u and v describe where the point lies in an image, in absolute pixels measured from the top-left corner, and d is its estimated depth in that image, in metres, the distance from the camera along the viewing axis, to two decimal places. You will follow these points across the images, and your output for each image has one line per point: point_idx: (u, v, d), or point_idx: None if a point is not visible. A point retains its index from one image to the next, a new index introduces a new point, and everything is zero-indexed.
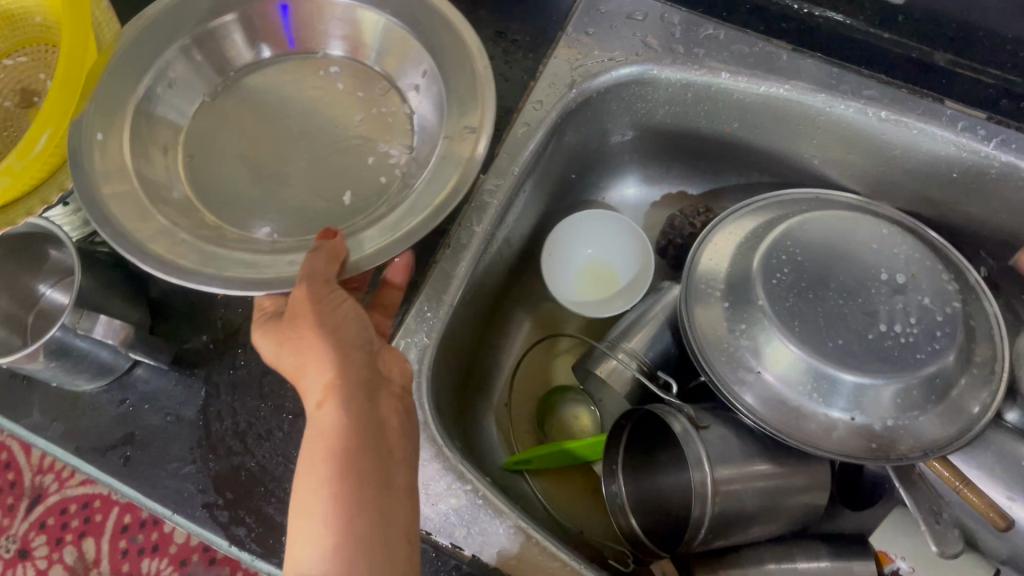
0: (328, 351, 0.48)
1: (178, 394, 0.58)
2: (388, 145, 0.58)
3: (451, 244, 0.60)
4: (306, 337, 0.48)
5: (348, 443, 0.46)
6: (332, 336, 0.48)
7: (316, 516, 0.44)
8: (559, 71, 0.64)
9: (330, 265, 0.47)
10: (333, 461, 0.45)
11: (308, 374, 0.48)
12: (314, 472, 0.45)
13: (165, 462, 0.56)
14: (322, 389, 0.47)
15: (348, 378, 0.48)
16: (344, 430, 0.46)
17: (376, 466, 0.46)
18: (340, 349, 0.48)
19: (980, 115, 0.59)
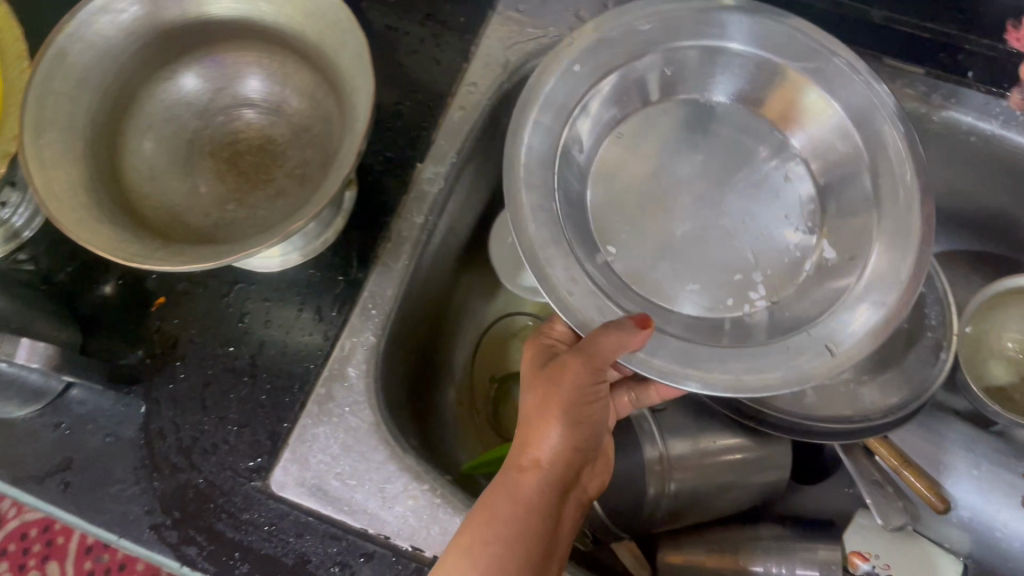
0: (571, 430, 0.49)
1: (117, 414, 0.56)
2: (304, 167, 0.53)
3: (392, 237, 0.58)
4: (558, 395, 0.49)
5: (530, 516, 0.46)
6: (582, 413, 0.50)
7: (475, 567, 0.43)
8: (492, 52, 0.63)
9: (616, 353, 0.44)
10: (513, 529, 0.45)
11: (537, 433, 0.49)
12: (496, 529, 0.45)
13: (108, 485, 0.54)
14: (539, 459, 0.49)
15: (560, 465, 0.49)
16: (528, 499, 0.47)
17: (540, 555, 0.45)
18: (587, 431, 0.50)
19: (918, 71, 0.58)
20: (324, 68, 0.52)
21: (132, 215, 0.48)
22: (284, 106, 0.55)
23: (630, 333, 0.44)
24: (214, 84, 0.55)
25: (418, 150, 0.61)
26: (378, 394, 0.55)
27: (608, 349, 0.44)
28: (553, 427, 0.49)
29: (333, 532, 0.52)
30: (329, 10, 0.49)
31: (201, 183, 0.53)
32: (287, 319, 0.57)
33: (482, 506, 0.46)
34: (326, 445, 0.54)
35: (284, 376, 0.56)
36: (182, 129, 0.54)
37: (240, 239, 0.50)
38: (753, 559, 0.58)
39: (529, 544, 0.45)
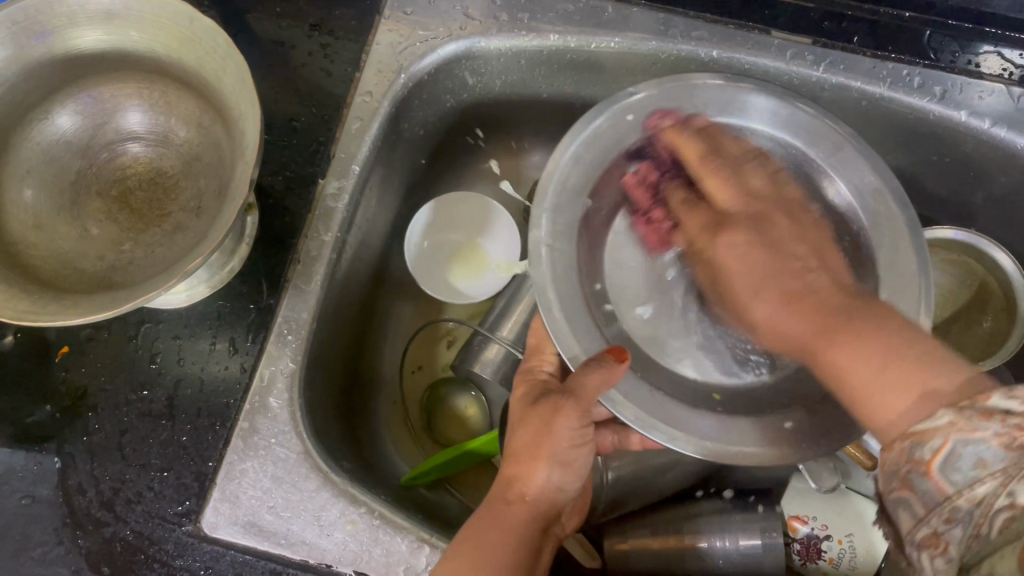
0: (553, 467, 0.49)
1: (30, 473, 0.53)
2: (197, 201, 0.52)
3: (301, 258, 0.56)
4: (537, 433, 0.49)
5: (519, 541, 0.46)
6: (568, 454, 0.49)
7: None
8: (383, 58, 0.61)
9: (598, 391, 0.45)
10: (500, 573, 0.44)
11: (526, 469, 0.49)
12: (489, 553, 0.45)
13: (30, 549, 0.52)
14: (527, 495, 0.49)
15: (534, 502, 0.49)
16: (519, 530, 0.47)
17: None
18: (567, 471, 0.50)
19: (805, 40, 0.59)
20: (208, 94, 0.50)
21: (20, 269, 0.46)
22: (171, 140, 0.53)
23: (613, 368, 0.44)
24: (93, 122, 0.53)
25: (320, 166, 0.59)
26: (303, 419, 0.54)
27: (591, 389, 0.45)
28: (541, 465, 0.49)
29: (274, 568, 0.51)
30: (203, 34, 0.47)
31: (92, 226, 0.51)
32: (200, 353, 0.55)
33: (467, 532, 0.46)
34: (256, 480, 0.52)
35: (203, 415, 0.54)
36: (64, 171, 0.52)
37: (138, 281, 0.48)
38: (699, 534, 0.59)
39: None
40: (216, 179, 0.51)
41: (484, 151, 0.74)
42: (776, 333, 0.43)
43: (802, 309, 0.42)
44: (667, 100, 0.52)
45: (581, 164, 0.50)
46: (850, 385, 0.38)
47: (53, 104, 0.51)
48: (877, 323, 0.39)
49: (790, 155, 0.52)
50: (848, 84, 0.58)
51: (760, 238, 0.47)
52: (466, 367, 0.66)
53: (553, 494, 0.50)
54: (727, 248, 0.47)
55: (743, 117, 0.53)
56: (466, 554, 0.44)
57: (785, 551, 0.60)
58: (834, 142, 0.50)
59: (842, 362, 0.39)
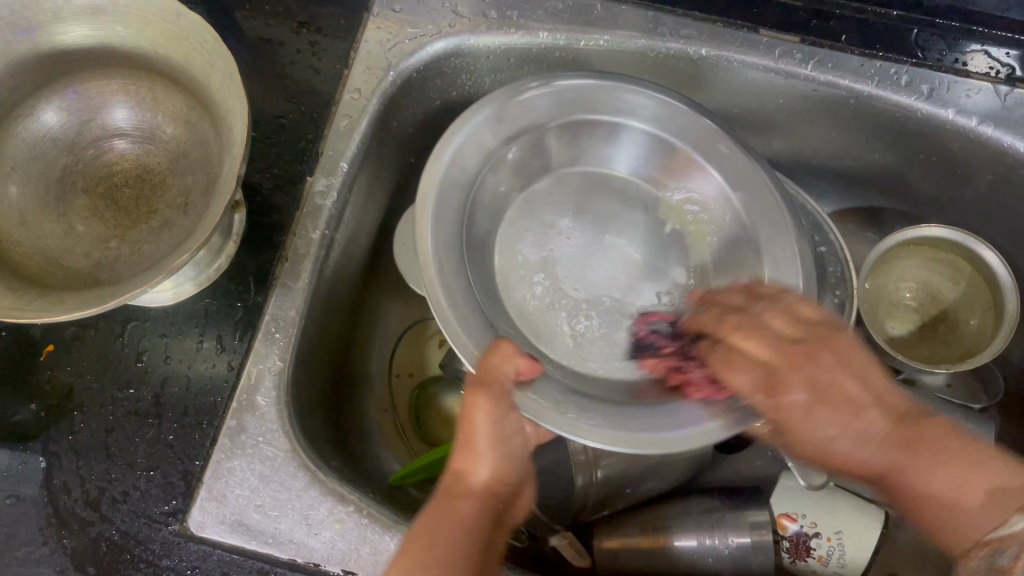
0: (490, 455, 0.49)
1: (15, 472, 0.53)
2: (185, 197, 0.51)
3: (289, 256, 0.56)
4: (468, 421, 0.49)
5: (461, 539, 0.45)
6: (499, 442, 0.49)
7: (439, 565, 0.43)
8: (372, 55, 0.60)
9: (503, 375, 0.46)
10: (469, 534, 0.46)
11: (466, 462, 0.50)
12: (428, 550, 0.44)
13: (15, 549, 0.51)
14: (474, 485, 0.49)
15: (476, 495, 0.48)
16: (468, 513, 0.47)
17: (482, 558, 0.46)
18: (500, 455, 0.50)
19: (793, 38, 0.59)
20: (195, 89, 0.50)
21: (6, 265, 0.45)
22: (158, 136, 0.53)
23: (517, 352, 0.46)
24: (79, 118, 0.52)
25: (308, 163, 0.59)
26: (290, 419, 0.53)
27: (501, 372, 0.46)
28: (481, 456, 0.49)
29: (262, 567, 0.51)
30: (190, 30, 0.47)
31: (78, 223, 0.50)
32: (187, 351, 0.55)
33: (419, 529, 0.45)
34: (243, 478, 0.52)
35: (190, 414, 0.53)
36: (50, 167, 0.51)
37: (125, 277, 0.48)
38: (690, 533, 0.58)
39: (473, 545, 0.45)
40: (202, 175, 0.51)
41: None
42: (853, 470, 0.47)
43: (915, 468, 0.44)
44: (524, 120, 0.55)
45: (448, 190, 0.51)
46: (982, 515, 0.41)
47: (38, 100, 0.51)
48: (929, 433, 0.45)
49: (663, 144, 0.57)
50: (836, 82, 0.58)
51: (823, 406, 0.46)
52: (456, 365, 0.66)
53: (489, 486, 0.49)
54: (821, 429, 0.46)
55: (623, 116, 0.57)
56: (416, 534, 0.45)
57: (775, 549, 0.60)
58: (695, 125, 0.56)
59: (925, 492, 0.44)
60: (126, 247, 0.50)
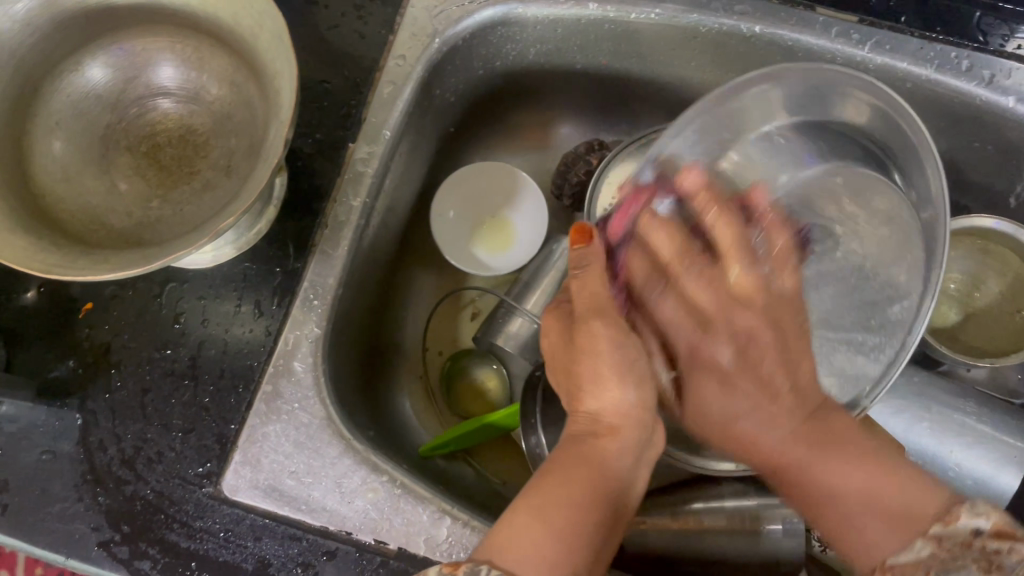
0: (617, 387, 0.46)
1: (51, 428, 0.53)
2: (229, 159, 0.51)
3: (329, 223, 0.56)
4: (585, 353, 0.47)
5: (586, 508, 0.40)
6: (633, 365, 0.47)
7: (550, 526, 0.38)
8: (417, 21, 0.59)
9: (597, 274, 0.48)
10: (598, 472, 0.43)
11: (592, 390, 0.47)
12: (557, 511, 0.39)
13: (49, 504, 0.51)
14: (592, 410, 0.46)
15: (628, 424, 0.46)
16: (598, 464, 0.43)
17: (622, 484, 0.44)
18: (640, 386, 0.47)
19: (852, 18, 0.57)
20: (242, 49, 0.49)
21: (50, 224, 0.45)
22: (204, 96, 0.52)
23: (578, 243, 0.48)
24: (123, 76, 0.52)
25: (351, 130, 0.58)
26: (327, 388, 0.53)
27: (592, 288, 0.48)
28: (608, 381, 0.46)
29: (294, 533, 0.50)
30: None
31: (120, 181, 0.50)
32: (225, 315, 0.55)
33: (544, 479, 0.42)
34: (278, 444, 0.52)
35: (226, 377, 0.53)
36: (93, 123, 0.51)
37: (165, 238, 0.48)
38: (721, 515, 0.58)
39: (600, 483, 0.42)
40: (248, 137, 0.50)
41: (513, 122, 0.73)
42: (757, 453, 0.46)
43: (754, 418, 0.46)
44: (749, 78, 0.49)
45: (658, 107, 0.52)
46: (867, 540, 0.41)
47: (84, 55, 0.50)
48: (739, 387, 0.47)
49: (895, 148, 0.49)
50: (893, 66, 0.57)
51: (859, 483, 0.42)
52: (489, 339, 0.66)
53: (621, 410, 0.46)
54: (841, 475, 0.43)
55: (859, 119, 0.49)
56: (542, 491, 0.41)
57: (806, 537, 0.60)
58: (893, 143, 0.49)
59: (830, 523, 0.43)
60: (167, 210, 0.50)
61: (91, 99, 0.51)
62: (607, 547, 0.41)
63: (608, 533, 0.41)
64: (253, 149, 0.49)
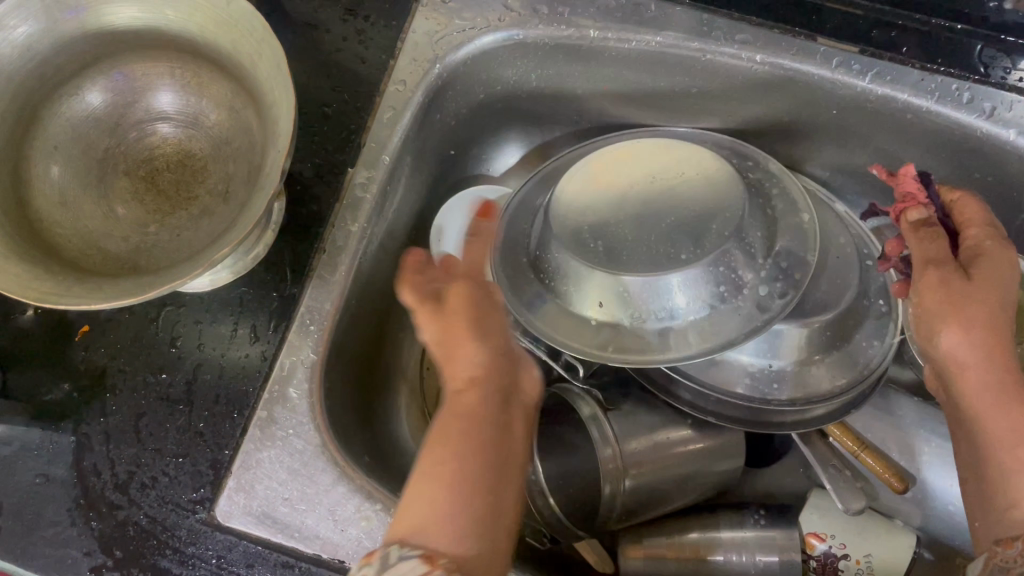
0: (478, 350, 0.44)
1: (46, 451, 0.53)
2: (226, 184, 0.51)
3: (327, 248, 0.55)
4: (441, 327, 0.45)
5: (476, 471, 0.40)
6: (483, 321, 0.46)
7: (446, 527, 0.38)
8: (419, 46, 0.60)
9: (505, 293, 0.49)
10: (476, 447, 0.41)
11: (452, 345, 0.45)
12: (446, 510, 0.38)
13: (42, 528, 0.51)
14: (464, 377, 0.44)
15: (490, 382, 0.44)
16: (488, 408, 0.43)
17: (502, 456, 0.42)
18: (490, 354, 0.45)
19: (853, 49, 0.57)
20: (241, 75, 0.49)
21: (46, 250, 0.45)
22: (203, 121, 0.52)
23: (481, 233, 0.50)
24: (122, 101, 0.52)
25: (350, 155, 0.58)
26: (322, 413, 0.52)
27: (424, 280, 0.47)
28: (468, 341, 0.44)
29: (286, 561, 0.50)
30: (241, 17, 0.47)
31: (118, 206, 0.50)
32: (221, 339, 0.55)
33: (431, 468, 0.40)
34: (272, 471, 0.51)
35: (221, 402, 0.53)
36: (92, 148, 0.51)
37: (163, 265, 0.47)
38: (715, 549, 0.57)
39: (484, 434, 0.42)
40: (246, 162, 0.50)
41: (513, 145, 0.73)
42: (959, 375, 0.45)
43: (987, 383, 0.44)
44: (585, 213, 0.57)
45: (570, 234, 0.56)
46: (1003, 471, 0.43)
47: (83, 81, 0.51)
48: (993, 277, 0.45)
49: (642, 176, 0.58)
50: (893, 97, 0.57)
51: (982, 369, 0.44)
52: None
53: (492, 366, 0.44)
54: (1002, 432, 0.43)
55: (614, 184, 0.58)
56: (435, 488, 0.39)
57: (802, 569, 0.59)
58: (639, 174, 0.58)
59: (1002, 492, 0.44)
60: (163, 235, 0.50)
61: (90, 125, 0.51)
62: (497, 521, 0.39)
63: (499, 512, 0.40)
64: (251, 174, 0.49)
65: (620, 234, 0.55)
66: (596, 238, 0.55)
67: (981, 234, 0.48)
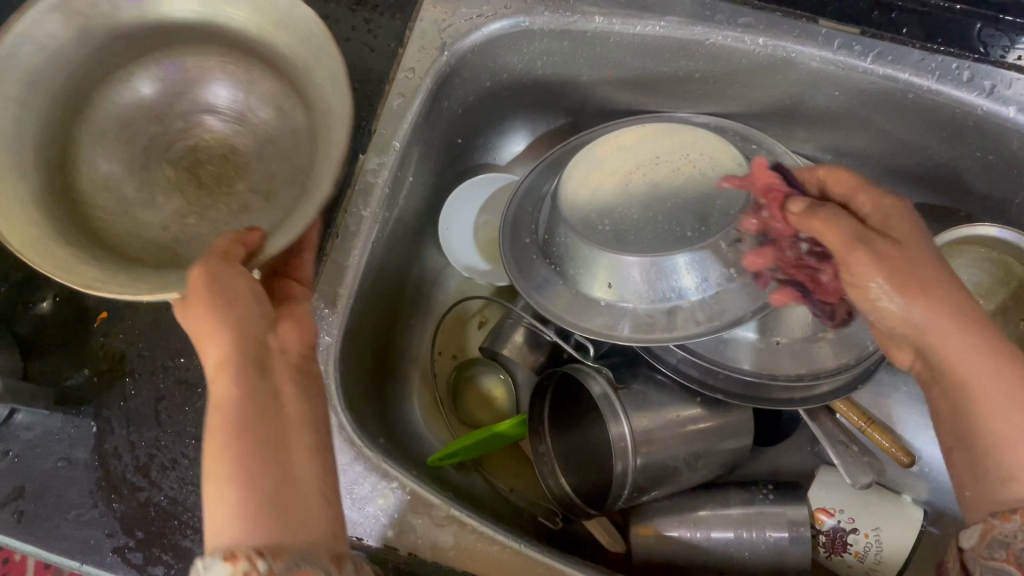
0: (222, 331, 0.39)
1: (67, 436, 0.54)
2: (273, 186, 0.51)
3: (339, 233, 0.56)
4: (196, 321, 0.39)
5: (238, 444, 0.36)
6: (231, 299, 0.40)
7: (225, 500, 0.35)
8: (426, 34, 0.61)
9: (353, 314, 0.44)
10: (236, 435, 0.36)
11: (205, 339, 0.40)
12: (227, 493, 0.35)
13: (65, 511, 0.51)
14: (219, 357, 0.39)
15: (234, 350, 0.39)
16: (244, 392, 0.38)
17: (275, 437, 0.37)
18: (231, 330, 0.39)
19: (853, 30, 0.58)
20: (297, 82, 0.50)
21: (92, 238, 0.46)
22: (252, 121, 0.53)
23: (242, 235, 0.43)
24: (173, 95, 0.53)
25: (359, 141, 0.59)
26: (337, 393, 0.53)
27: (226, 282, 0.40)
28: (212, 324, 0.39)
29: None
30: (301, 22, 0.48)
31: (160, 196, 0.51)
32: None
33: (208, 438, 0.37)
34: None
35: None
36: (137, 137, 0.52)
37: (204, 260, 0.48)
38: (726, 525, 0.58)
39: (265, 421, 0.37)
40: (297, 166, 0.51)
41: (519, 133, 0.74)
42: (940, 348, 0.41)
43: (968, 348, 0.40)
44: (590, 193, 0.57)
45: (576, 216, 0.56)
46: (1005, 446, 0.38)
47: (139, 72, 0.51)
48: (909, 233, 0.44)
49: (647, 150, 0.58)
50: (896, 77, 0.58)
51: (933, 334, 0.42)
52: (495, 349, 0.67)
53: (244, 339, 0.40)
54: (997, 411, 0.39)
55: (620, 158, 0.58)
56: (217, 451, 0.36)
57: (812, 544, 0.60)
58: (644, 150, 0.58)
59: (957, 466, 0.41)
60: (205, 228, 0.51)
61: (135, 116, 0.52)
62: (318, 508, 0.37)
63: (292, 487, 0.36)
64: (301, 178, 0.50)
65: (627, 214, 0.55)
66: (603, 221, 0.55)
67: (871, 199, 0.47)
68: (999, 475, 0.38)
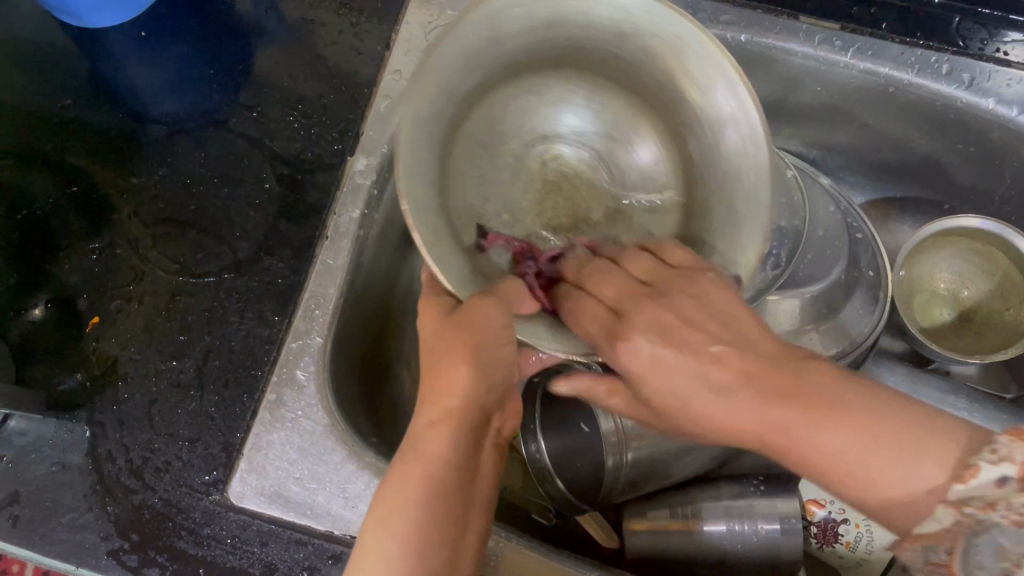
0: (462, 384, 0.45)
1: (60, 440, 0.54)
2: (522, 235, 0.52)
3: (330, 235, 0.58)
4: (449, 358, 0.45)
5: (423, 494, 0.41)
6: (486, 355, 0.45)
7: (385, 546, 0.39)
8: (413, 36, 0.63)
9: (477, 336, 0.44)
10: (426, 492, 0.41)
11: (444, 379, 0.45)
12: (388, 532, 0.40)
13: (60, 514, 0.52)
14: (448, 408, 0.44)
15: (461, 412, 0.44)
16: (450, 450, 0.43)
17: (456, 508, 0.42)
18: (472, 390, 0.45)
19: (833, 26, 0.58)
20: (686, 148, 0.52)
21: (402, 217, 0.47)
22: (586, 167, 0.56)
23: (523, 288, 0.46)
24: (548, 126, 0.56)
25: (347, 143, 0.61)
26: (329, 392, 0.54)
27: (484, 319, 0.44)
28: (459, 365, 0.45)
29: (298, 538, 0.51)
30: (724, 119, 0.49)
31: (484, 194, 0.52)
32: (230, 325, 0.56)
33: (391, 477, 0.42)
34: (283, 452, 0.53)
35: (232, 385, 0.55)
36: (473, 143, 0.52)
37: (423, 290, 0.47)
38: (719, 518, 0.58)
39: (452, 481, 0.42)
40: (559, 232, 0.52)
41: None
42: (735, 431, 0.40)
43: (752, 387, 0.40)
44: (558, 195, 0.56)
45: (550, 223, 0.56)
46: (908, 464, 0.36)
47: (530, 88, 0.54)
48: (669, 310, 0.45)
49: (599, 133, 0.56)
50: (876, 71, 0.58)
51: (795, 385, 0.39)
52: None
53: (471, 401, 0.45)
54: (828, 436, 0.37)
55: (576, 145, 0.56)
56: (395, 495, 0.41)
57: (803, 534, 0.61)
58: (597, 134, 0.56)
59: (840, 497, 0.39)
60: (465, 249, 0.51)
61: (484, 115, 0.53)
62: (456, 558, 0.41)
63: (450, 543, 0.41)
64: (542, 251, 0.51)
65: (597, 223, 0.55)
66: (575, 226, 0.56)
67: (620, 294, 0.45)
68: (861, 503, 0.37)
